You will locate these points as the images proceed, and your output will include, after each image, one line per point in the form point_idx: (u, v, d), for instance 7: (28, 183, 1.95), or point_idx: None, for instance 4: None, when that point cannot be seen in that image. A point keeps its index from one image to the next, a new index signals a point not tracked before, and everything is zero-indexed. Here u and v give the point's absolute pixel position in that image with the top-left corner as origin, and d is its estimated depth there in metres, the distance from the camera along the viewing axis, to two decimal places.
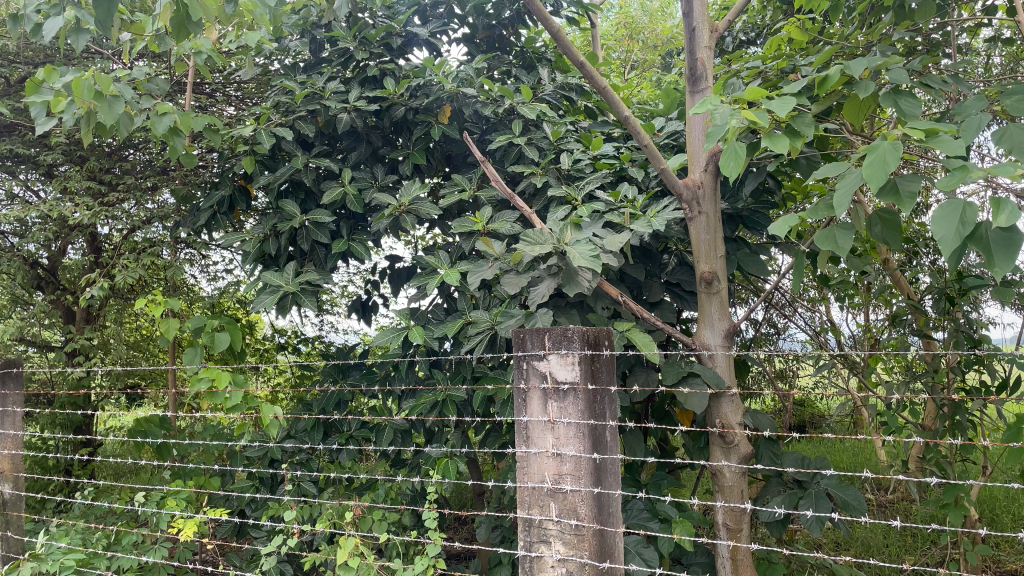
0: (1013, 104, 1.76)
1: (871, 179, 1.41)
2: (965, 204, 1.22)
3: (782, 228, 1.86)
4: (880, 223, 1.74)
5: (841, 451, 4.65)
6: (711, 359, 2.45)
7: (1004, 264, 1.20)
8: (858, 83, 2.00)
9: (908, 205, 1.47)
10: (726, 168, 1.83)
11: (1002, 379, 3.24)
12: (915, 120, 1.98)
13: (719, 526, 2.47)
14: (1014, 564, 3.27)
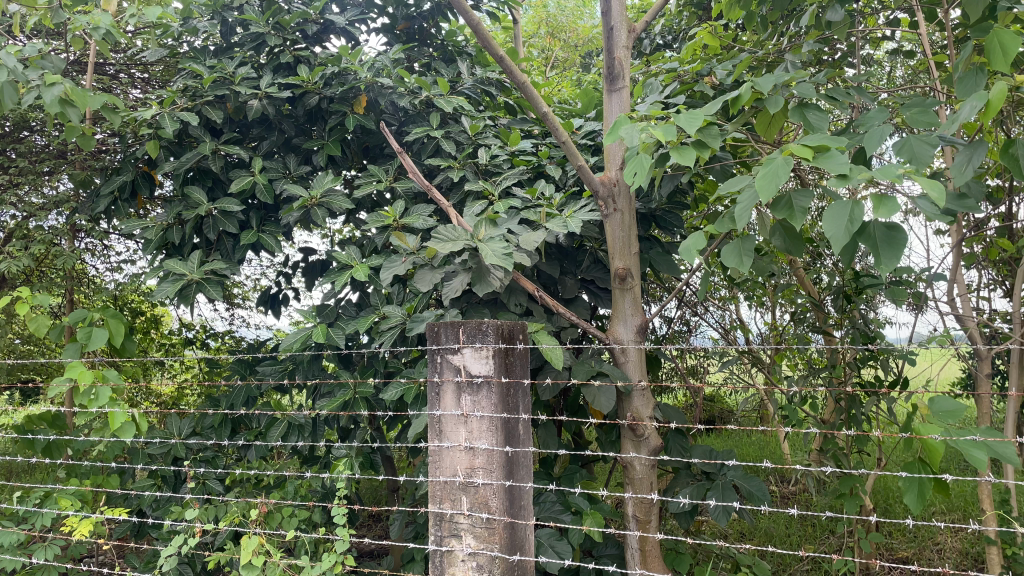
0: (911, 118, 1.85)
1: (763, 191, 1.46)
2: (849, 203, 1.31)
3: (691, 247, 1.89)
4: (781, 232, 1.82)
5: (748, 444, 4.81)
6: (624, 354, 2.49)
7: (893, 258, 1.30)
8: (769, 98, 2.07)
9: (801, 219, 1.53)
10: (635, 183, 1.88)
11: (894, 375, 3.42)
12: (823, 131, 2.05)
13: (629, 518, 2.51)
14: (906, 551, 3.45)
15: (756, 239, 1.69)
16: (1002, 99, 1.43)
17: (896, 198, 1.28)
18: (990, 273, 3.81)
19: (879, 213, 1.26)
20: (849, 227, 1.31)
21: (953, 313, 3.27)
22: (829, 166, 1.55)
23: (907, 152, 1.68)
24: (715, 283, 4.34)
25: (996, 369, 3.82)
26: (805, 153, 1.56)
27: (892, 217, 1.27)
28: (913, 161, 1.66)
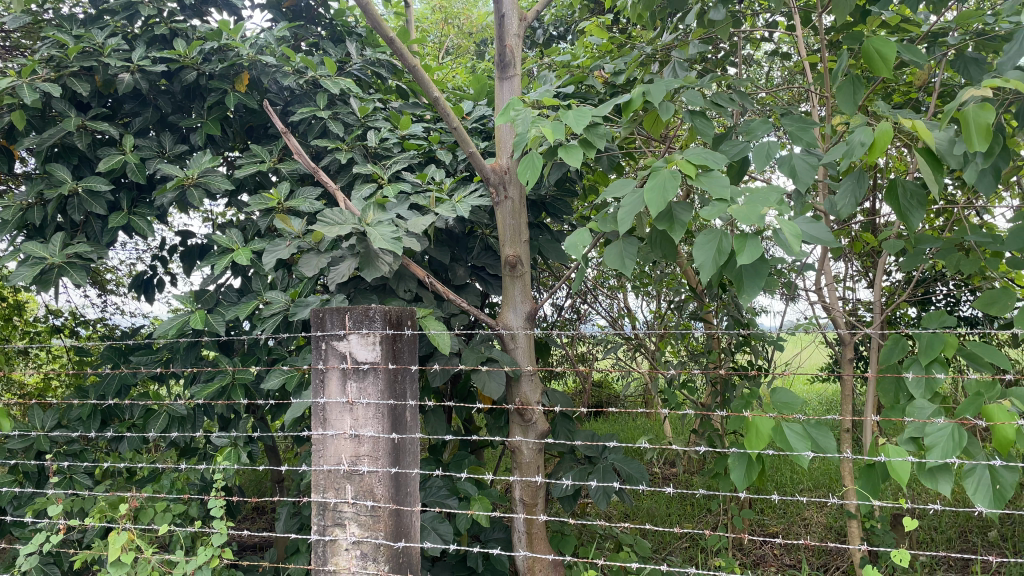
0: (792, 132, 1.95)
1: (651, 204, 1.50)
2: (720, 235, 1.39)
3: (576, 246, 1.91)
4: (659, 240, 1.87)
5: (634, 428, 4.97)
6: (513, 340, 2.51)
7: (746, 294, 1.40)
8: (662, 105, 2.10)
9: (680, 232, 1.58)
10: (523, 177, 1.90)
11: (767, 360, 3.60)
12: (706, 139, 2.14)
13: (516, 501, 2.54)
14: (776, 526, 3.65)
15: (639, 245, 1.73)
16: (888, 138, 1.55)
17: (757, 242, 1.33)
18: (855, 265, 4.06)
19: (740, 258, 1.33)
20: (715, 257, 1.39)
21: (821, 303, 3.47)
22: (711, 187, 1.57)
23: (787, 168, 1.81)
24: (603, 271, 4.44)
25: (858, 354, 4.08)
26: (689, 170, 1.57)
27: (754, 256, 1.34)
28: (801, 179, 1.78)
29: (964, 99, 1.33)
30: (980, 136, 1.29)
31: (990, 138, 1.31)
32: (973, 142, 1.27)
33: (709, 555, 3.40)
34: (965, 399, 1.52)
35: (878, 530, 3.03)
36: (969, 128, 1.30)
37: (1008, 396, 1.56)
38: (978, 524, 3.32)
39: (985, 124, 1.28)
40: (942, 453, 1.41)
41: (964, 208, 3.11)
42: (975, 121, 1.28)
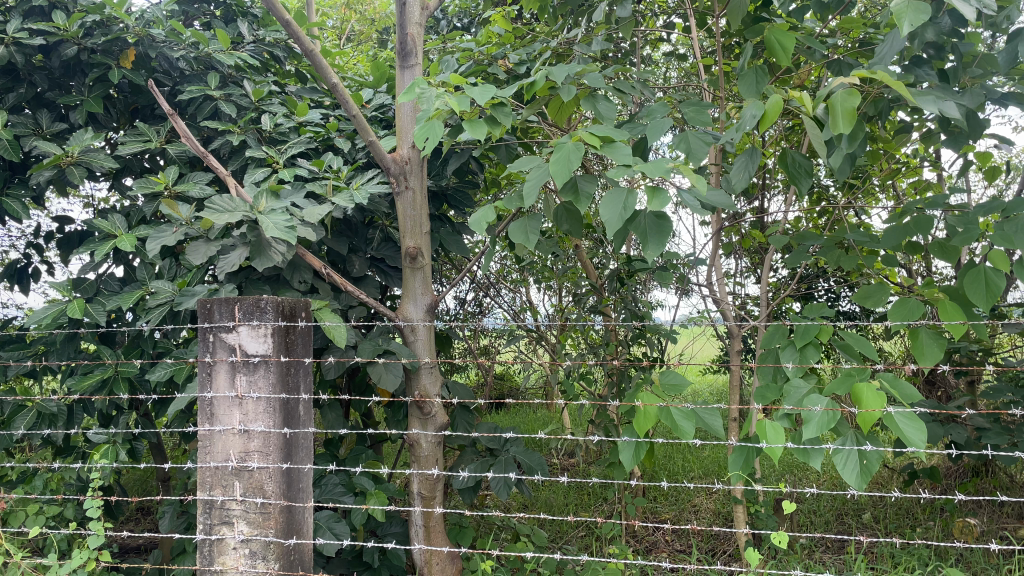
0: (692, 114, 2.00)
1: (555, 174, 1.50)
2: (627, 192, 1.40)
3: (480, 222, 1.89)
4: (565, 216, 1.89)
5: (533, 419, 5.02)
6: (413, 333, 2.47)
7: (654, 248, 1.42)
8: (563, 87, 2.10)
9: (585, 204, 1.59)
10: (426, 147, 1.86)
11: (661, 351, 3.70)
12: (608, 124, 2.16)
13: (414, 495, 2.51)
14: (668, 513, 3.76)
15: (543, 221, 1.74)
16: (777, 111, 1.60)
17: (666, 195, 1.36)
18: (745, 261, 4.22)
19: (648, 206, 1.35)
20: (621, 211, 1.40)
21: (712, 297, 3.59)
22: (615, 158, 1.59)
23: (683, 147, 1.87)
24: (505, 264, 4.46)
25: (746, 347, 4.26)
26: (594, 141, 1.60)
27: (661, 209, 1.37)
28: (695, 155, 1.84)
29: (832, 85, 1.40)
30: (844, 120, 1.37)
31: (854, 121, 1.38)
32: (836, 127, 1.35)
33: (604, 543, 3.47)
34: (837, 378, 1.65)
35: (762, 514, 3.17)
36: (835, 112, 1.37)
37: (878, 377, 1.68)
38: (852, 507, 3.52)
39: (850, 108, 1.35)
40: (816, 430, 1.58)
41: (844, 208, 3.27)
42: (840, 106, 1.36)
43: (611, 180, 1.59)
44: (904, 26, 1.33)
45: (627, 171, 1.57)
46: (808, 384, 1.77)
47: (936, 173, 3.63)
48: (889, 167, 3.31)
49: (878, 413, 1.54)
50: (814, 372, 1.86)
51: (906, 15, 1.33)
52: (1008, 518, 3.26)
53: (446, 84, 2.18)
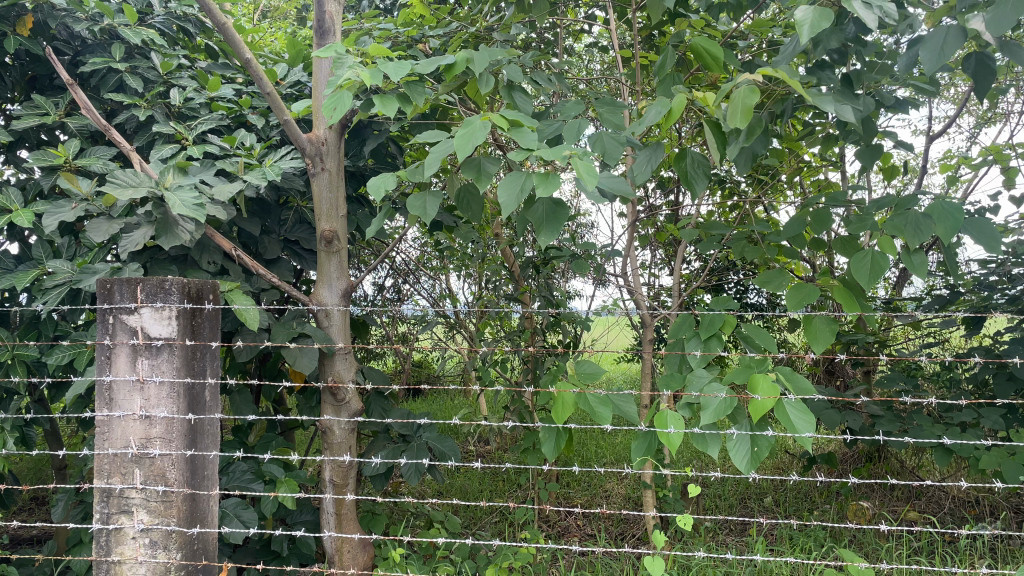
0: (606, 114, 2.02)
1: (459, 149, 1.51)
2: (523, 175, 1.42)
3: (379, 185, 1.89)
4: (467, 197, 1.93)
5: (450, 406, 5.02)
6: (327, 318, 2.43)
7: (549, 232, 1.45)
8: (482, 76, 2.09)
9: (486, 183, 1.62)
10: (332, 114, 1.82)
11: (576, 339, 3.75)
12: (524, 116, 2.16)
13: (326, 482, 2.47)
14: (579, 498, 3.83)
15: (442, 195, 1.77)
16: (679, 110, 1.63)
17: (559, 180, 1.38)
18: (660, 253, 4.32)
19: (540, 191, 1.37)
20: (518, 195, 1.42)
21: (626, 286, 3.66)
22: (521, 141, 1.60)
23: (599, 147, 1.88)
24: (424, 251, 4.42)
25: (659, 336, 4.36)
26: (503, 123, 1.60)
27: (554, 193, 1.40)
28: (607, 155, 1.86)
29: (737, 80, 1.42)
30: (743, 116, 1.41)
31: (752, 119, 1.42)
32: (733, 121, 1.40)
33: (516, 529, 3.50)
34: (736, 369, 1.73)
35: (670, 498, 3.26)
36: (734, 107, 1.41)
37: (775, 369, 1.76)
38: (754, 491, 3.67)
39: (749, 105, 1.39)
40: (714, 415, 1.66)
41: (753, 203, 3.38)
42: (740, 102, 1.40)
43: (515, 158, 1.62)
44: (805, 34, 1.38)
45: (537, 153, 1.59)
46: (709, 376, 1.83)
47: (840, 172, 3.78)
48: (795, 165, 3.44)
49: (774, 405, 1.62)
50: (720, 358, 1.93)
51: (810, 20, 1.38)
52: (897, 501, 3.44)
53: (362, 58, 2.15)
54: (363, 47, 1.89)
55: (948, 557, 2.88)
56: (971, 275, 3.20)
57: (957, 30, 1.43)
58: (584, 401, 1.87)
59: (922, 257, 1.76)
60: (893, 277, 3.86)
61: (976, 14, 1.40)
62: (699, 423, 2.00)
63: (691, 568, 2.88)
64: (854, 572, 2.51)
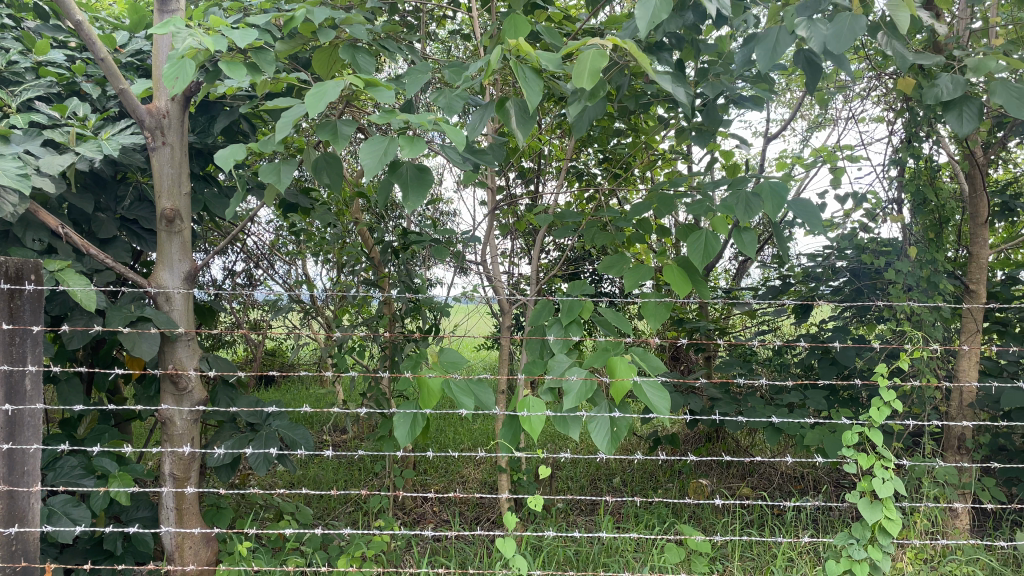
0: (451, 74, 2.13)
1: (310, 107, 1.46)
2: (387, 140, 1.40)
3: (229, 159, 1.77)
4: (325, 170, 1.86)
5: (306, 396, 4.88)
6: (168, 302, 2.27)
7: (415, 197, 1.44)
8: (322, 31, 2.04)
9: (344, 144, 1.59)
10: (174, 88, 1.70)
11: (434, 323, 3.75)
12: (367, 76, 2.14)
13: (165, 476, 2.32)
14: (436, 484, 3.84)
15: (297, 164, 1.70)
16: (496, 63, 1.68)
17: (423, 143, 1.37)
18: (520, 242, 4.37)
19: (405, 153, 1.34)
20: (381, 158, 1.39)
21: (485, 274, 3.68)
22: (377, 100, 1.62)
23: (442, 103, 1.95)
24: (280, 235, 4.25)
25: (517, 323, 4.42)
26: (358, 82, 1.60)
27: (418, 155, 1.38)
28: (444, 110, 1.93)
29: (586, 43, 1.46)
30: (590, 78, 1.43)
31: (597, 83, 1.45)
32: (580, 80, 1.42)
33: (371, 517, 3.45)
34: (594, 354, 1.79)
35: (524, 480, 3.31)
36: (581, 69, 1.44)
37: (630, 350, 1.84)
38: (604, 472, 3.80)
39: (596, 68, 1.43)
40: (577, 402, 1.72)
41: (609, 194, 3.49)
42: (589, 64, 1.42)
43: (373, 125, 1.62)
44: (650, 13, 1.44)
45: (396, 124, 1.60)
46: (568, 361, 1.87)
47: (689, 167, 3.97)
48: (647, 158, 3.58)
49: (629, 382, 1.71)
50: (578, 343, 1.98)
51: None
52: (732, 478, 3.68)
53: (207, 29, 2.02)
54: (206, 16, 1.77)
55: (776, 528, 3.11)
56: (801, 267, 3.45)
57: (789, 36, 1.52)
58: (441, 387, 1.87)
59: (752, 235, 1.89)
60: (733, 268, 4.10)
61: (806, 26, 1.49)
62: (555, 408, 2.04)
63: (542, 549, 2.96)
64: (693, 545, 2.65)
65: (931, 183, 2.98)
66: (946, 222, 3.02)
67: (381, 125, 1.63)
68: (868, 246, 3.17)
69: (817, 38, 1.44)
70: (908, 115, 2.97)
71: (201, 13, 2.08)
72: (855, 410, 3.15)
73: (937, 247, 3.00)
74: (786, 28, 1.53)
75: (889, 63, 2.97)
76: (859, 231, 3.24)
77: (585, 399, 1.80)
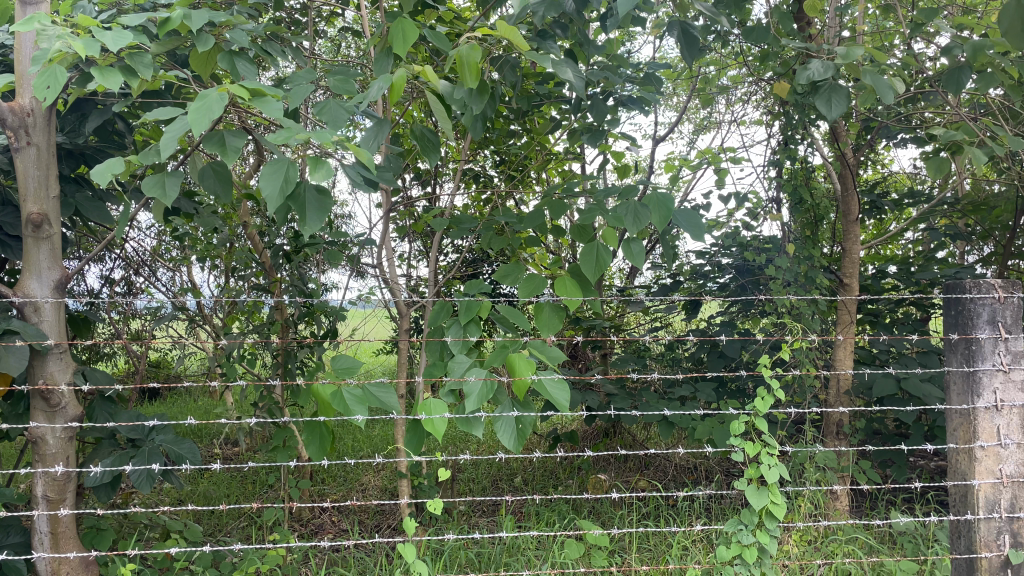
0: (337, 82, 2.09)
1: (195, 124, 1.39)
2: (288, 163, 1.33)
3: (106, 173, 1.65)
4: (211, 175, 1.77)
5: (195, 409, 4.67)
6: (36, 313, 2.09)
7: (316, 221, 1.37)
8: (200, 35, 1.94)
9: (233, 159, 1.52)
10: (43, 92, 1.58)
11: (329, 329, 3.66)
12: (248, 83, 2.07)
13: (37, 498, 2.14)
14: (334, 494, 3.75)
15: (182, 174, 1.61)
16: (403, 83, 1.66)
17: (328, 166, 1.32)
18: (416, 244, 4.32)
19: (310, 177, 1.29)
20: (282, 185, 1.32)
21: (381, 277, 3.61)
22: (264, 111, 1.55)
23: (324, 115, 1.90)
24: (163, 241, 4.05)
25: (415, 326, 4.37)
26: (243, 94, 1.53)
27: (324, 179, 1.32)
28: (331, 123, 1.88)
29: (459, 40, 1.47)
30: (470, 73, 1.45)
31: (479, 75, 1.47)
32: (462, 72, 1.42)
33: (265, 531, 3.33)
34: (493, 352, 1.79)
35: (425, 484, 3.28)
36: (461, 62, 1.45)
37: (529, 347, 1.85)
38: (505, 473, 3.81)
39: (474, 62, 1.45)
40: (477, 400, 1.72)
41: (504, 195, 3.49)
42: (466, 60, 1.44)
43: (269, 143, 1.54)
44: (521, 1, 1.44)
45: (284, 129, 1.55)
46: (468, 361, 1.86)
47: (582, 168, 4.03)
48: (542, 160, 3.60)
49: (529, 378, 1.71)
50: (478, 343, 1.97)
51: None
52: (629, 472, 3.76)
53: (73, 26, 1.89)
54: (74, 14, 1.66)
55: (671, 518, 3.20)
56: (690, 265, 3.57)
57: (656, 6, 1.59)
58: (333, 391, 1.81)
59: (640, 244, 1.93)
60: (627, 267, 4.19)
61: None
62: (457, 410, 2.01)
63: (444, 552, 2.94)
64: (592, 540, 2.69)
65: (807, 183, 3.13)
66: (820, 219, 3.15)
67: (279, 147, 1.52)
68: (751, 244, 3.29)
69: None
70: (784, 119, 3.12)
71: (68, 8, 1.95)
72: (742, 401, 3.27)
73: (814, 244, 3.16)
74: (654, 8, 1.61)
75: (767, 68, 3.10)
76: (743, 230, 3.37)
77: (486, 396, 1.80)
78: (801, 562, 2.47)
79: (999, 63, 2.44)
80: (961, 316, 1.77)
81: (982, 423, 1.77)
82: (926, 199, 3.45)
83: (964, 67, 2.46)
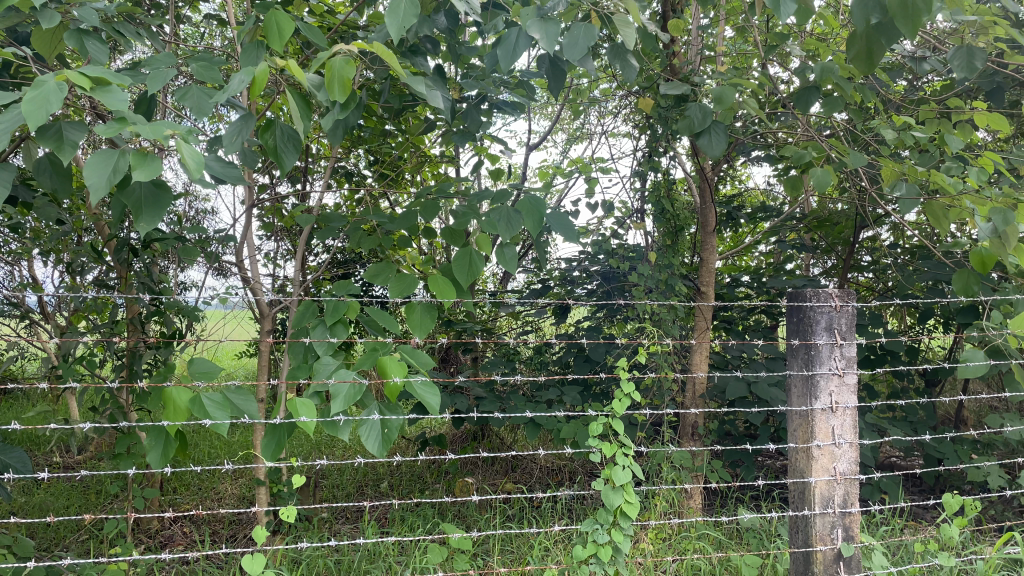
0: (199, 70, 1.96)
1: (29, 116, 1.20)
2: (116, 156, 1.21)
3: None
4: (49, 168, 1.54)
5: (32, 414, 4.31)
6: None
7: (148, 219, 1.25)
8: (42, 11, 1.74)
9: (71, 156, 1.32)
10: None
11: (183, 329, 3.45)
12: (99, 66, 1.89)
13: None
14: (187, 503, 3.55)
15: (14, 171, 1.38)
16: (265, 77, 1.56)
17: (159, 159, 1.20)
18: (282, 243, 4.17)
19: (138, 171, 1.17)
20: (111, 179, 1.20)
21: (242, 276, 3.45)
22: (107, 103, 1.41)
23: (187, 101, 1.80)
24: None
25: (279, 328, 4.21)
26: (84, 82, 1.36)
27: (154, 172, 1.20)
28: (196, 111, 1.78)
29: (331, 50, 1.41)
30: (341, 87, 1.39)
31: (350, 89, 1.42)
32: (334, 91, 1.37)
33: (106, 545, 3.10)
34: (362, 355, 1.73)
35: (284, 492, 3.15)
36: (332, 79, 1.39)
37: (398, 349, 1.80)
38: (372, 478, 3.72)
39: (347, 76, 1.39)
40: (344, 401, 1.64)
41: (375, 194, 3.42)
42: (338, 73, 1.38)
43: (100, 135, 1.41)
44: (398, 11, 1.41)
45: (127, 117, 1.41)
46: (335, 363, 1.79)
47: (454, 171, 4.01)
48: (415, 160, 3.55)
49: (398, 380, 1.66)
50: (343, 345, 1.89)
51: (400, 2, 1.40)
52: (496, 474, 3.76)
53: None
54: None
55: (535, 519, 3.22)
56: (559, 270, 3.62)
57: (527, 35, 1.62)
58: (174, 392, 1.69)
59: (512, 249, 1.95)
60: (499, 271, 4.20)
61: (539, 26, 1.56)
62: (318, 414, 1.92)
63: (301, 561, 2.84)
64: (455, 543, 2.67)
65: (669, 194, 3.24)
66: (681, 229, 3.27)
67: (111, 138, 1.41)
68: (617, 251, 3.37)
69: (548, 35, 1.54)
70: (650, 132, 3.21)
71: None
72: (606, 404, 3.34)
73: (674, 252, 3.27)
74: (525, 30, 1.63)
75: (635, 82, 3.19)
76: (610, 237, 3.44)
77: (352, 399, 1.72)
78: (654, 559, 2.54)
79: (843, 88, 2.60)
80: (802, 324, 1.87)
81: (819, 423, 1.88)
82: (777, 213, 3.66)
83: (813, 87, 2.61)
